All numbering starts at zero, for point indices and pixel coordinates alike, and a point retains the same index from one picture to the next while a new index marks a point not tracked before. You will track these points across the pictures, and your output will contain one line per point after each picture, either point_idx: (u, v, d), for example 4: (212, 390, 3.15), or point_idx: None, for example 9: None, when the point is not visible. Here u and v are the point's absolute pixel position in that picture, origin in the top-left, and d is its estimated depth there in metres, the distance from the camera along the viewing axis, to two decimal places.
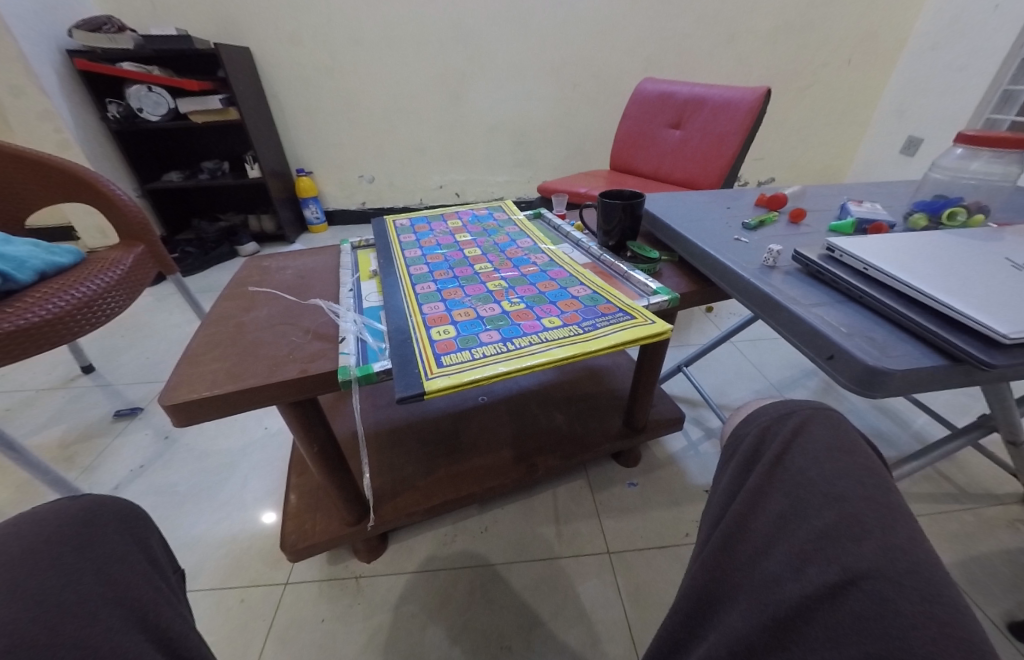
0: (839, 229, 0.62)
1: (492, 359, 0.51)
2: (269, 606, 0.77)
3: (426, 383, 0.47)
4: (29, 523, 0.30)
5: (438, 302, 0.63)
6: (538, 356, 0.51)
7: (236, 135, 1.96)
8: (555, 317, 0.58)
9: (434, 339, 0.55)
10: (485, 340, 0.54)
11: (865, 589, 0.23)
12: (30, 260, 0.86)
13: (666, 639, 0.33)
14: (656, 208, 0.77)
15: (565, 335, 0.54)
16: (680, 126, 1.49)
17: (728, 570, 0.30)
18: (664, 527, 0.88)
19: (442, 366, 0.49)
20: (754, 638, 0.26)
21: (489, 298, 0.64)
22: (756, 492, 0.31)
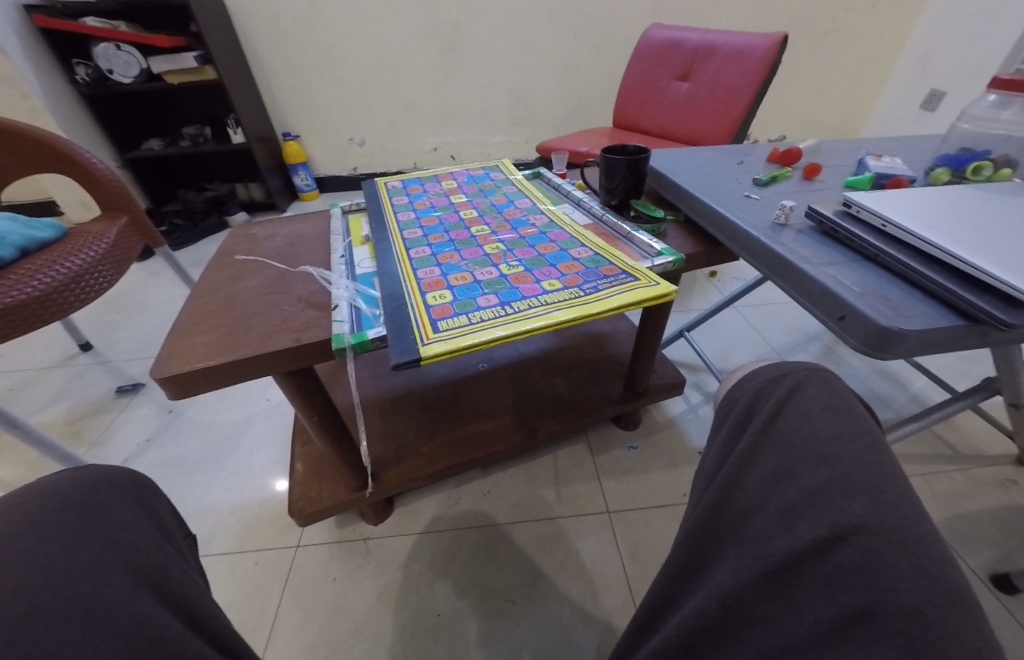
0: (856, 184, 0.59)
1: (491, 324, 0.49)
2: (282, 567, 0.80)
3: (422, 349, 0.46)
4: (35, 493, 0.30)
5: (434, 266, 0.61)
6: (538, 320, 0.49)
7: (216, 98, 1.86)
8: (556, 280, 0.57)
9: (430, 304, 0.53)
10: (484, 304, 0.53)
11: (853, 544, 0.24)
12: (9, 235, 0.83)
13: (658, 593, 0.35)
14: (662, 164, 0.74)
15: (566, 298, 0.53)
16: (687, 78, 1.41)
17: (719, 526, 0.31)
18: (663, 487, 0.90)
19: (438, 331, 0.48)
20: (744, 590, 0.27)
21: (487, 262, 0.62)
22: (748, 453, 0.31)
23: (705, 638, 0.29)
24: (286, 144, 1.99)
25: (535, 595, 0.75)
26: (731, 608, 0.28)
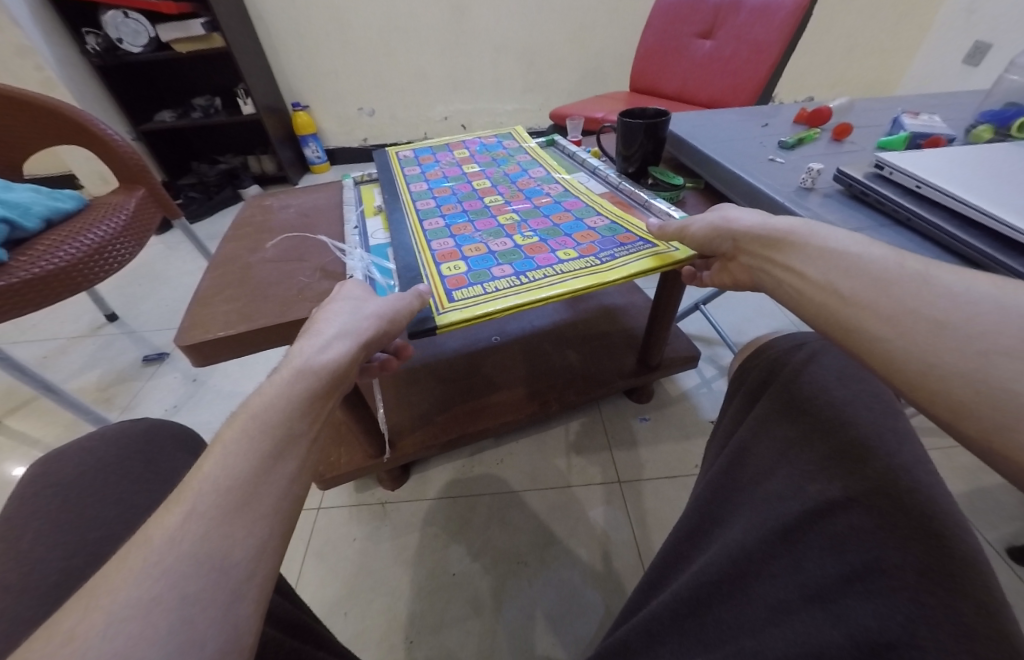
0: (890, 144, 0.56)
1: (504, 294, 0.49)
2: (304, 528, 0.83)
3: (438, 318, 0.46)
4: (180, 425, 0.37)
5: (448, 239, 0.60)
6: (552, 288, 0.49)
7: (224, 67, 1.83)
8: (571, 250, 0.56)
9: (443, 275, 0.53)
10: (498, 274, 0.52)
11: (865, 506, 0.27)
12: (34, 206, 0.84)
13: (669, 550, 0.38)
14: (682, 128, 0.70)
15: (581, 267, 0.52)
16: (709, 36, 1.33)
17: (733, 490, 0.35)
18: (674, 459, 0.91)
19: (453, 301, 0.48)
20: (750, 547, 0.31)
21: (501, 233, 0.61)
22: (764, 419, 0.35)
23: (712, 590, 0.32)
24: (295, 115, 1.96)
25: (546, 556, 0.78)
26: (737, 563, 0.31)
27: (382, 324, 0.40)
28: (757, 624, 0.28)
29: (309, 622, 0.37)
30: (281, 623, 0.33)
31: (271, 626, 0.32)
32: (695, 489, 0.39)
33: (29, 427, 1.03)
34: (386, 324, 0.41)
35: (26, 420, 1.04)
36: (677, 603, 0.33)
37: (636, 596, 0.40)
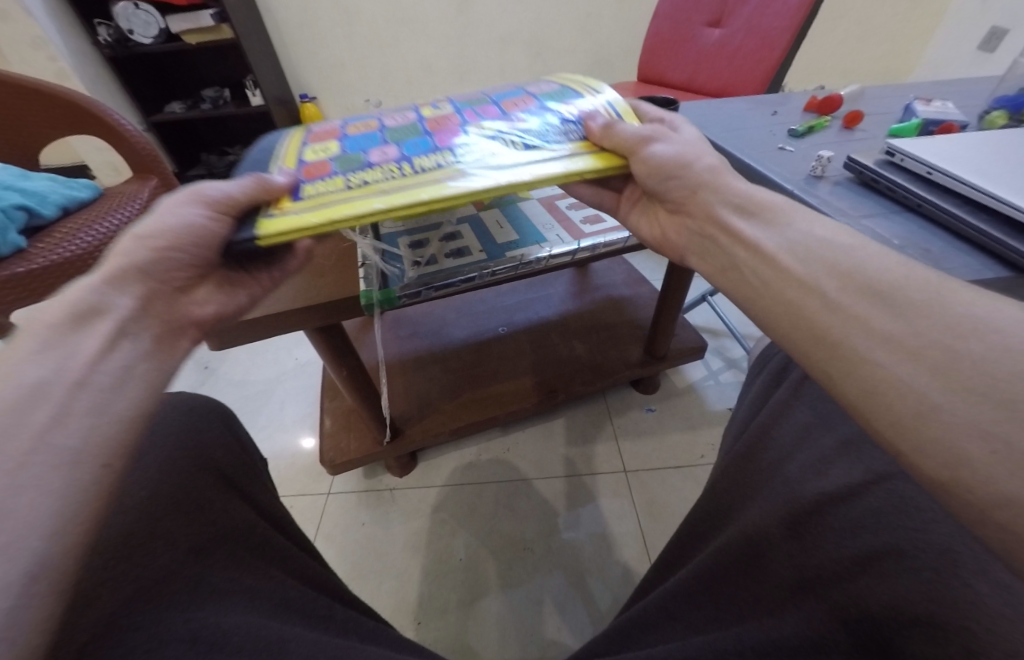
0: (901, 131, 0.55)
1: (367, 187, 0.38)
2: (315, 511, 0.85)
3: (267, 224, 0.36)
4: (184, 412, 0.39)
5: (337, 124, 0.52)
6: (433, 185, 0.37)
7: (233, 57, 1.83)
8: (485, 126, 0.47)
9: (303, 160, 0.44)
10: (375, 157, 0.43)
11: (886, 489, 0.28)
12: (51, 195, 0.86)
13: (689, 532, 0.40)
14: (691, 117, 0.70)
15: (481, 156, 0.41)
16: (719, 24, 1.32)
17: (748, 473, 0.36)
18: (680, 449, 0.91)
19: (297, 201, 0.38)
20: (769, 528, 0.32)
21: (407, 117, 0.52)
22: (782, 405, 0.37)
23: (728, 569, 0.33)
24: (303, 106, 1.97)
25: (552, 540, 0.79)
26: (754, 543, 0.32)
27: (175, 249, 0.35)
28: (772, 605, 0.29)
29: (326, 574, 0.38)
30: (307, 578, 0.35)
31: (296, 580, 0.34)
32: (712, 476, 0.41)
33: None
34: (186, 245, 0.36)
35: None
36: (696, 581, 0.35)
37: (654, 575, 0.43)
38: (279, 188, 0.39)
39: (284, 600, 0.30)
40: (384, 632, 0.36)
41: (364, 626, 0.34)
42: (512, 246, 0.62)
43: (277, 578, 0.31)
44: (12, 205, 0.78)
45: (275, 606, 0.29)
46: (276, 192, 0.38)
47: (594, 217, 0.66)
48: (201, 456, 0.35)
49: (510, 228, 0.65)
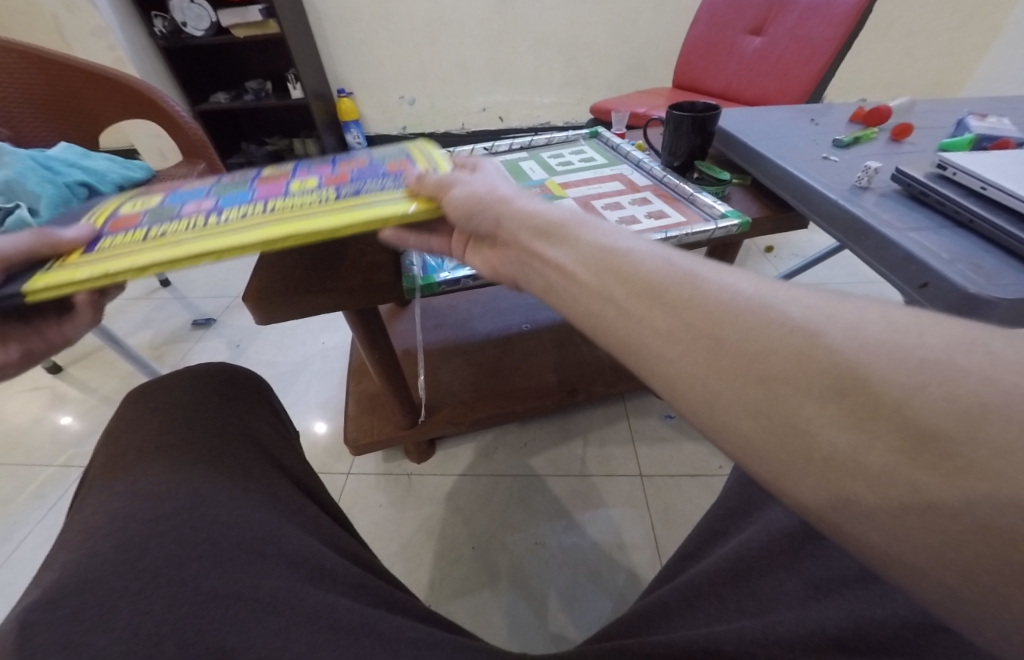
0: (953, 145, 0.54)
1: (157, 238, 0.36)
2: (335, 489, 0.87)
3: (34, 282, 0.32)
4: (205, 371, 0.43)
5: (175, 184, 0.52)
6: (226, 231, 0.35)
7: (277, 51, 1.89)
8: (318, 182, 0.45)
9: (108, 219, 0.42)
10: (189, 214, 0.41)
11: None
12: (110, 174, 0.93)
13: (707, 534, 0.42)
14: (732, 123, 0.70)
15: (293, 204, 0.39)
16: (760, 33, 1.30)
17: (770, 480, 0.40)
18: (698, 458, 0.90)
19: (84, 256, 0.35)
20: (795, 527, 0.34)
21: (246, 175, 0.51)
22: None
23: (751, 563, 0.35)
24: (340, 101, 2.02)
25: (563, 536, 0.80)
26: (778, 540, 0.34)
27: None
28: (795, 598, 0.31)
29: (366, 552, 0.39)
30: (339, 547, 0.36)
31: (330, 548, 0.35)
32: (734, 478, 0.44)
33: (89, 377, 1.11)
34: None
35: (88, 370, 1.13)
36: (718, 573, 0.36)
37: (672, 566, 0.44)
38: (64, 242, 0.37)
39: (320, 566, 0.31)
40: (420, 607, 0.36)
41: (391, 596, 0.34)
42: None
43: (313, 543, 0.33)
44: (75, 181, 0.86)
45: (310, 573, 0.30)
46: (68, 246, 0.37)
47: (631, 217, 0.64)
48: (230, 413, 0.40)
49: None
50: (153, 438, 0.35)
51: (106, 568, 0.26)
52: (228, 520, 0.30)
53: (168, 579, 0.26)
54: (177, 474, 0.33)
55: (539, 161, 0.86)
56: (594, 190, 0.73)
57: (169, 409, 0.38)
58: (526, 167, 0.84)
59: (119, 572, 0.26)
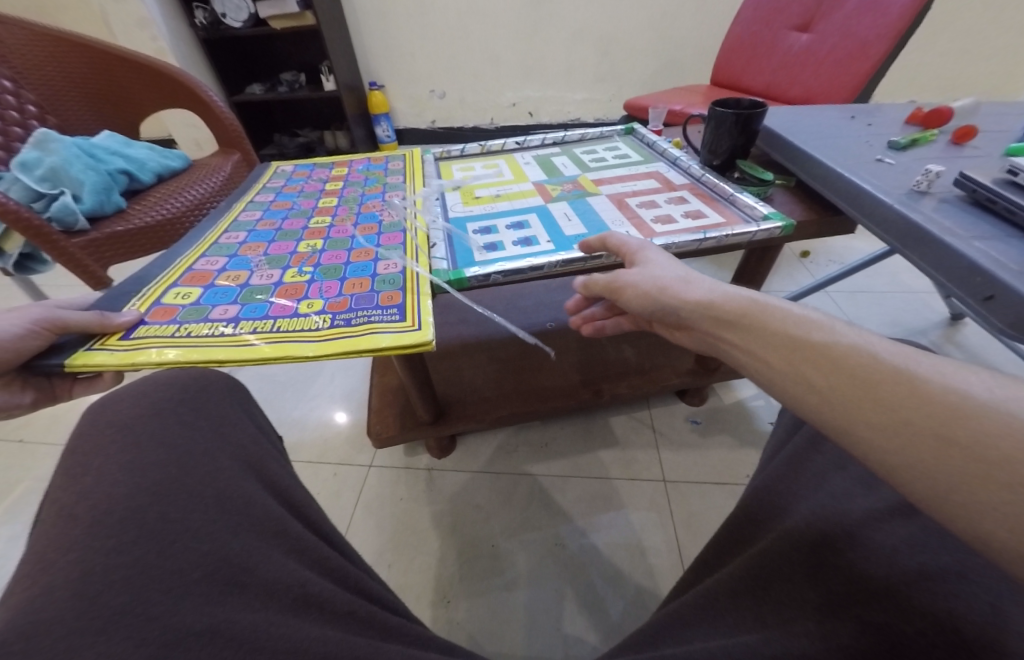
0: (1023, 150, 0.51)
1: (184, 343, 0.47)
2: (357, 481, 0.89)
3: (82, 354, 0.44)
4: (168, 386, 0.39)
5: (223, 257, 0.63)
6: (233, 351, 0.46)
7: (312, 43, 1.92)
8: (319, 301, 0.53)
9: (158, 303, 0.53)
10: (214, 319, 0.51)
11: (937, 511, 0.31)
12: (149, 161, 0.96)
13: (726, 540, 0.41)
14: (778, 123, 0.68)
15: (291, 329, 0.49)
16: (807, 29, 1.26)
17: (790, 486, 0.39)
18: (725, 466, 0.88)
19: (125, 339, 0.47)
20: (817, 535, 0.33)
21: (280, 263, 0.61)
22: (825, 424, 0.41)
23: (770, 571, 0.33)
24: (372, 94, 2.04)
25: (582, 539, 0.79)
26: (799, 549, 0.33)
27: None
28: (816, 609, 0.29)
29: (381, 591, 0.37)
30: (327, 572, 0.33)
31: (315, 572, 0.32)
32: (753, 481, 0.43)
33: None
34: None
35: None
36: (737, 582, 0.35)
37: (690, 575, 0.43)
38: (113, 323, 0.47)
39: (304, 593, 0.29)
40: (421, 636, 0.34)
41: (386, 620, 0.32)
42: (580, 240, 0.60)
43: (292, 568, 0.30)
44: (116, 169, 0.89)
45: (292, 602, 0.28)
46: (111, 328, 0.47)
47: (666, 216, 0.63)
48: (204, 427, 0.37)
49: (578, 222, 0.64)
50: (108, 459, 0.31)
51: (59, 605, 0.22)
52: (204, 548, 0.27)
53: (134, 616, 0.22)
54: (134, 494, 0.29)
55: (572, 157, 0.85)
56: (629, 188, 0.71)
57: (139, 425, 0.34)
58: (558, 163, 0.83)
59: (75, 613, 0.22)
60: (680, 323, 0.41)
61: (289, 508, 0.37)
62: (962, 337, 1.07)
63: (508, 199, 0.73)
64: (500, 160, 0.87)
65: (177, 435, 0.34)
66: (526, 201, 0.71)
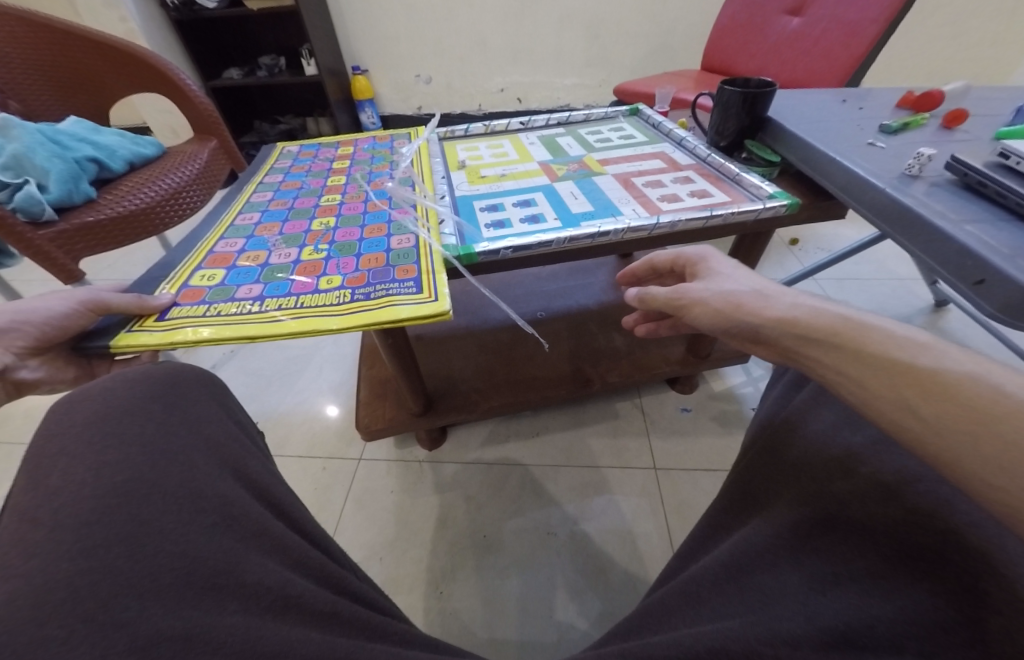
0: (1012, 134, 0.51)
1: (218, 320, 0.48)
2: (347, 474, 0.88)
3: (125, 336, 0.45)
4: (128, 383, 0.37)
5: (241, 239, 0.62)
6: (264, 327, 0.47)
7: (292, 24, 1.85)
8: (337, 277, 0.53)
9: (187, 285, 0.53)
10: (240, 297, 0.51)
11: (919, 489, 0.30)
12: (120, 149, 0.92)
13: (712, 523, 0.41)
14: (776, 106, 0.67)
15: (317, 305, 0.49)
16: (800, 13, 1.24)
17: (775, 469, 0.38)
18: (715, 452, 0.89)
19: (161, 320, 0.48)
20: (801, 522, 0.33)
21: (296, 241, 0.60)
22: (811, 402, 0.40)
23: (754, 558, 0.33)
24: (355, 79, 1.99)
25: (573, 526, 0.79)
26: (785, 536, 0.33)
27: (18, 327, 0.42)
28: (798, 593, 0.29)
29: (363, 585, 0.36)
30: (308, 570, 0.32)
31: (298, 573, 0.31)
32: (743, 464, 0.43)
33: None
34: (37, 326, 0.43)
35: None
36: (722, 569, 0.35)
37: (674, 562, 0.43)
38: (150, 306, 0.48)
39: (286, 594, 0.28)
40: (408, 631, 0.34)
41: (372, 620, 0.31)
42: (587, 217, 0.60)
43: (273, 568, 0.29)
44: (84, 157, 0.85)
45: (274, 604, 0.27)
46: (148, 309, 0.48)
47: (673, 194, 0.62)
48: (179, 421, 0.35)
49: (586, 199, 0.63)
50: (77, 456, 0.30)
51: (16, 617, 0.20)
52: (175, 550, 0.26)
53: (98, 625, 0.21)
54: (104, 495, 0.27)
55: (576, 137, 0.83)
56: (635, 167, 0.70)
57: (109, 422, 0.32)
58: (563, 142, 0.81)
59: (34, 624, 0.21)
60: (749, 338, 0.36)
61: (272, 509, 0.36)
62: (946, 323, 1.09)
63: (514, 178, 0.71)
64: (505, 140, 0.85)
65: (153, 432, 0.33)
66: (532, 180, 0.70)
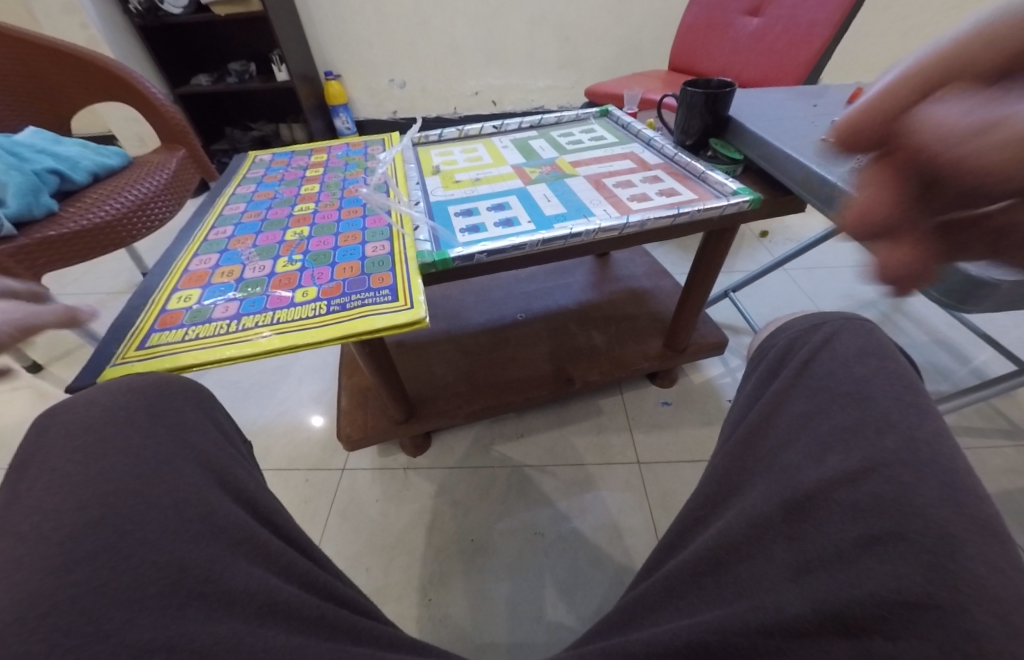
0: None
1: (202, 342, 0.48)
2: (330, 486, 0.87)
3: (106, 369, 0.45)
4: (107, 395, 0.36)
5: (215, 254, 0.61)
6: (243, 347, 0.47)
7: (261, 30, 1.82)
8: (313, 289, 0.53)
9: (164, 310, 0.52)
10: (216, 318, 0.51)
11: (883, 475, 0.28)
12: (82, 160, 0.90)
13: (687, 516, 0.40)
14: (737, 105, 0.69)
15: (297, 318, 0.49)
16: (759, 13, 1.28)
17: (749, 460, 0.37)
18: (695, 443, 0.91)
19: (141, 348, 0.47)
20: (772, 511, 0.32)
21: (270, 253, 0.60)
22: (781, 395, 0.38)
23: (732, 549, 0.33)
24: (328, 84, 1.97)
25: (560, 524, 0.80)
26: (757, 527, 0.32)
27: None
28: (776, 581, 0.29)
29: (348, 590, 0.36)
30: (295, 578, 0.32)
31: (282, 580, 0.31)
32: (717, 455, 0.41)
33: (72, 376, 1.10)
34: None
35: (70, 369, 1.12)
36: (699, 561, 0.35)
37: (655, 557, 0.43)
38: None
39: (271, 600, 0.27)
40: (394, 634, 0.34)
41: (357, 624, 0.31)
42: (560, 219, 0.61)
43: (259, 575, 0.28)
44: (44, 169, 0.82)
45: (259, 611, 0.26)
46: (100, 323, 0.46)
47: (642, 194, 0.64)
48: (162, 427, 0.34)
49: (558, 201, 0.64)
50: (47, 472, 0.29)
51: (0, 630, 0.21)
52: (159, 559, 0.26)
53: (82, 636, 0.21)
54: (87, 506, 0.27)
55: (549, 139, 0.84)
56: (605, 168, 0.72)
57: (87, 434, 0.32)
58: (536, 145, 0.82)
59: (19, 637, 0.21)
60: None
61: (257, 518, 0.35)
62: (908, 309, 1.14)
63: (488, 182, 0.72)
64: (478, 144, 0.85)
65: (140, 439, 0.32)
66: (506, 184, 0.71)
